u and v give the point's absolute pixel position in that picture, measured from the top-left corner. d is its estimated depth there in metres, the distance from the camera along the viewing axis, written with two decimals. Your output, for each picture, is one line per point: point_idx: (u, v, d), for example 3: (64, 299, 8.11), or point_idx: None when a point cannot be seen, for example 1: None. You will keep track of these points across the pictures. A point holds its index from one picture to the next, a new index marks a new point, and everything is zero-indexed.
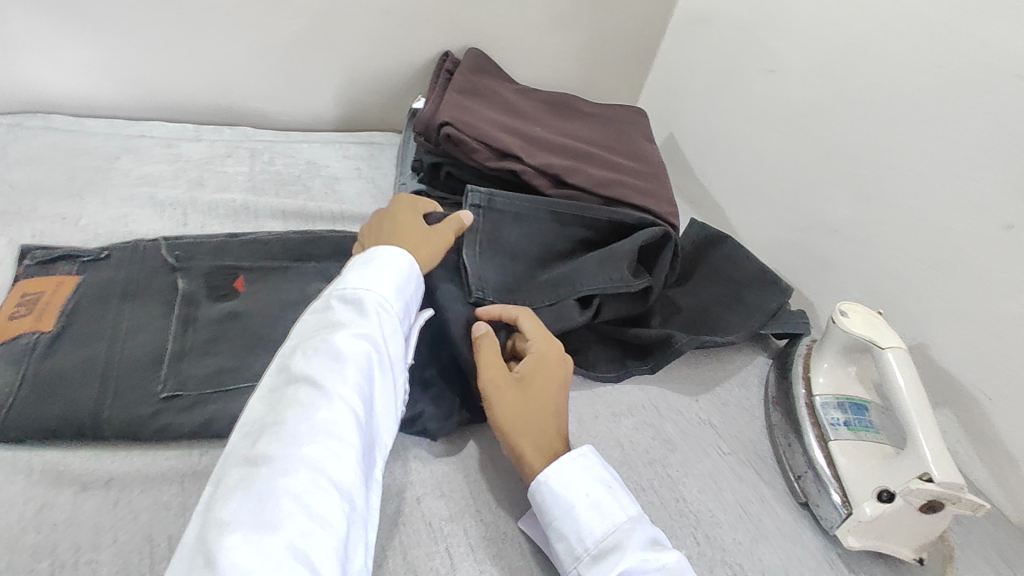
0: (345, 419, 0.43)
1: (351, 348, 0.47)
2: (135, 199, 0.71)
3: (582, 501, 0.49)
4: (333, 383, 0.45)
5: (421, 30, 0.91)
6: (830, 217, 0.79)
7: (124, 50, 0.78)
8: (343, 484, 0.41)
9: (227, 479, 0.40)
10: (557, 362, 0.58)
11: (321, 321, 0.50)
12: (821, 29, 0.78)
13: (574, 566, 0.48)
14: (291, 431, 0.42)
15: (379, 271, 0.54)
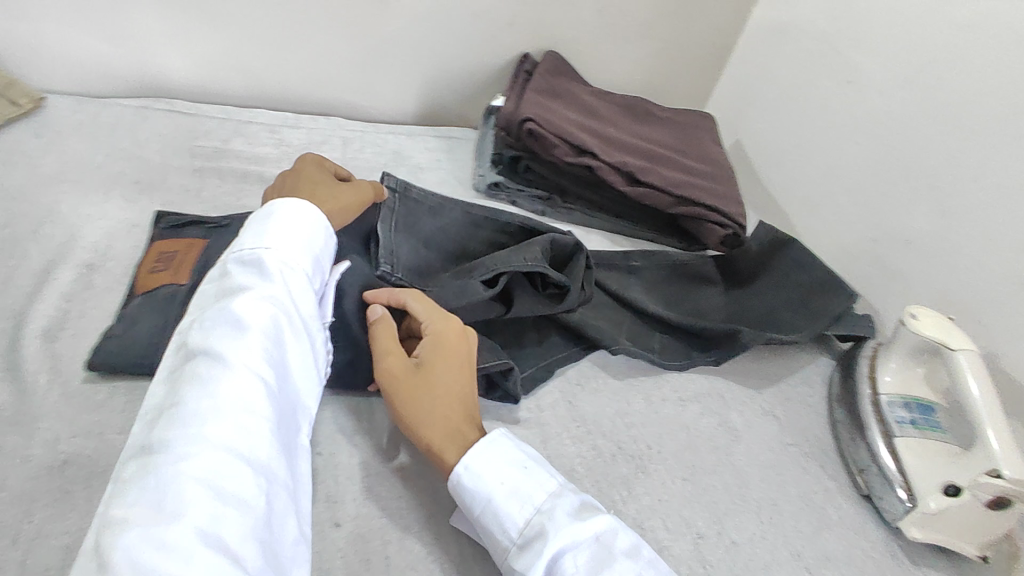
0: (245, 391, 0.43)
1: (248, 317, 0.46)
2: (247, 177, 0.78)
3: (496, 492, 0.49)
4: (233, 353, 0.44)
5: (508, 34, 0.97)
6: (905, 227, 0.81)
7: (243, 44, 0.86)
8: (251, 457, 0.42)
9: (128, 470, 0.40)
10: (460, 340, 0.55)
11: (222, 289, 0.49)
12: (906, 43, 0.80)
13: (505, 558, 0.48)
14: (188, 409, 0.42)
15: (278, 230, 0.53)
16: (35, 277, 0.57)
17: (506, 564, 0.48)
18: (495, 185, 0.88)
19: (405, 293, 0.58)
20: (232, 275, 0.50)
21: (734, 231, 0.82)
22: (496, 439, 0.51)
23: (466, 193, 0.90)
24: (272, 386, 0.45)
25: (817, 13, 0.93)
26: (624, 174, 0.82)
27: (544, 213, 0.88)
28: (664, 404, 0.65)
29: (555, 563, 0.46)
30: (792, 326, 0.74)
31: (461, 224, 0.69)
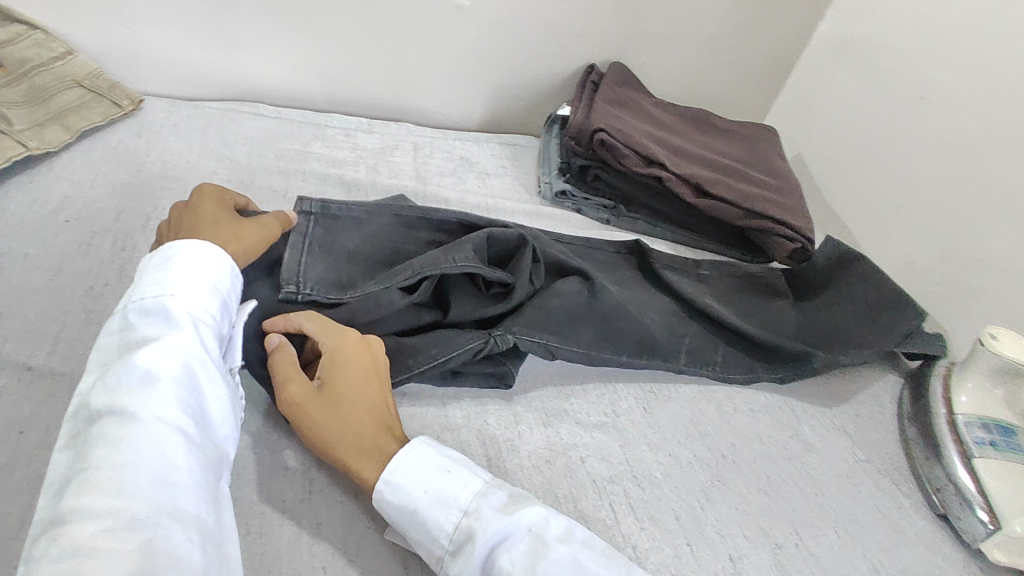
0: (156, 446, 0.39)
1: (155, 368, 0.42)
2: (328, 179, 0.82)
3: (420, 502, 0.47)
4: (141, 406, 0.40)
5: (575, 45, 0.99)
6: (977, 245, 0.80)
7: (325, 51, 0.90)
8: (174, 513, 0.38)
9: (33, 551, 0.35)
10: (358, 352, 0.52)
11: (126, 344, 0.45)
12: (983, 59, 0.80)
13: (441, 569, 0.46)
14: (97, 476, 0.37)
15: (180, 273, 0.48)
16: None
17: (443, 575, 0.46)
18: (562, 193, 0.90)
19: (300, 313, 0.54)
20: (134, 328, 0.46)
21: (802, 246, 0.83)
22: (414, 449, 0.49)
23: (532, 200, 0.92)
24: (191, 434, 0.42)
25: (886, 28, 0.93)
26: (693, 186, 0.83)
27: (609, 221, 0.90)
28: (736, 414, 0.66)
29: (492, 563, 0.45)
30: (864, 342, 0.74)
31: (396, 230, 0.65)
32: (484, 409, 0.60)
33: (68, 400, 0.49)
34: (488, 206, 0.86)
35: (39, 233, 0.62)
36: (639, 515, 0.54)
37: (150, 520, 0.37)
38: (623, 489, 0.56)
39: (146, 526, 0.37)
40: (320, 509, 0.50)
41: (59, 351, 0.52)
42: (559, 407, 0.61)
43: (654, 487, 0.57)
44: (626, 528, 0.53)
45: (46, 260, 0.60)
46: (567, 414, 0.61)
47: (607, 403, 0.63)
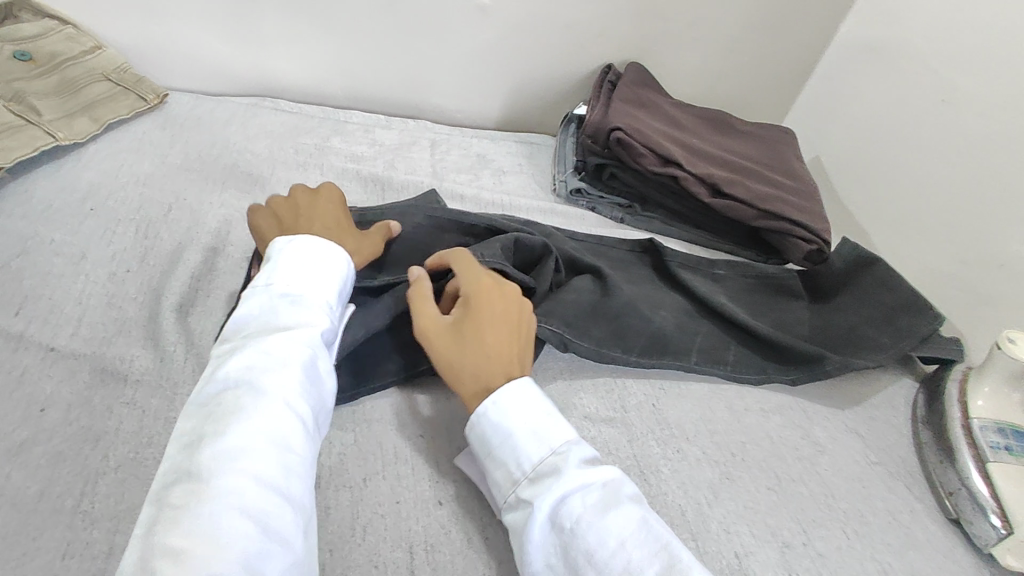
0: (283, 423, 0.42)
1: (286, 350, 0.46)
2: (346, 173, 0.83)
3: (513, 428, 0.48)
4: (271, 383, 0.44)
5: (593, 45, 0.99)
6: (998, 250, 0.79)
7: (347, 48, 0.92)
8: (289, 490, 0.40)
9: (169, 500, 0.38)
10: (502, 289, 0.56)
11: (260, 324, 0.49)
12: (1004, 64, 0.79)
13: (512, 494, 0.47)
14: (230, 441, 0.40)
15: (309, 265, 0.53)
16: (169, 257, 0.62)
17: (511, 501, 0.47)
18: (577, 191, 0.90)
19: (450, 257, 0.59)
20: (267, 309, 0.50)
21: (820, 247, 0.82)
22: (525, 384, 0.51)
23: (547, 198, 0.92)
24: (309, 422, 0.45)
25: (909, 30, 0.92)
26: (709, 186, 0.83)
27: (623, 220, 0.89)
28: (746, 414, 0.65)
29: (562, 503, 0.44)
30: (877, 345, 0.73)
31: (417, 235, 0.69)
32: None
33: (89, 380, 0.50)
34: (503, 203, 0.86)
35: (65, 219, 0.64)
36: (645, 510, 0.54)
37: (269, 495, 0.39)
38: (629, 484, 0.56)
39: (268, 501, 0.39)
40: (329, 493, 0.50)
41: (82, 333, 0.53)
42: (568, 401, 0.62)
43: (662, 482, 0.57)
44: None
45: (71, 246, 0.61)
46: (575, 408, 0.61)
47: (616, 399, 0.63)
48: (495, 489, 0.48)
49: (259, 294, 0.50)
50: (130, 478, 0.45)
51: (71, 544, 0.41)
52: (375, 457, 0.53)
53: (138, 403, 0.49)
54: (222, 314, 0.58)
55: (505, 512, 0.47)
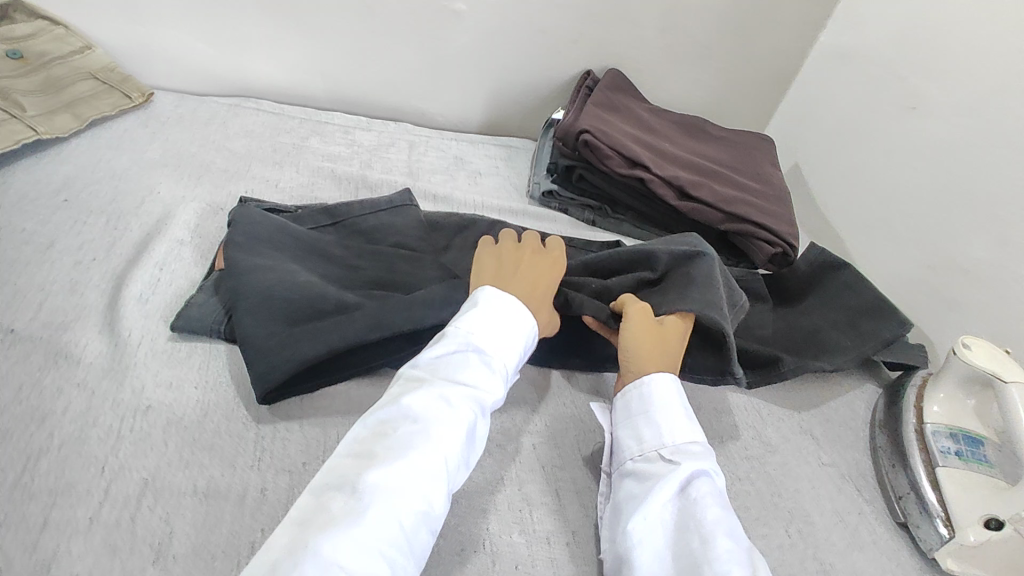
0: (436, 477, 0.44)
1: (462, 407, 0.48)
2: (321, 171, 0.85)
3: (676, 407, 0.55)
4: (440, 435, 0.46)
5: (571, 50, 1.01)
6: (964, 256, 0.79)
7: (327, 52, 0.94)
8: (418, 545, 0.42)
9: (326, 503, 0.41)
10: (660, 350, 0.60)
11: (447, 365, 0.51)
12: (971, 72, 0.80)
13: (653, 451, 0.53)
14: (390, 475, 0.43)
15: (506, 323, 0.55)
16: (135, 247, 0.64)
17: (650, 455, 0.53)
18: (549, 193, 0.92)
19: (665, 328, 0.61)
20: (458, 351, 0.52)
21: (783, 250, 0.83)
22: (672, 379, 0.57)
23: (522, 199, 0.93)
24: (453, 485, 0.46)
25: (883, 38, 0.93)
26: (676, 189, 0.84)
27: (595, 222, 0.92)
28: (700, 412, 0.66)
29: (698, 480, 0.50)
30: (833, 351, 0.74)
31: (386, 232, 0.71)
32: None
33: (42, 362, 0.52)
34: (475, 203, 0.88)
35: (39, 210, 0.67)
36: (586, 502, 0.55)
37: (397, 547, 0.40)
38: (572, 477, 0.57)
39: (397, 550, 0.40)
40: (269, 476, 0.48)
41: (41, 317, 0.56)
42: (521, 396, 0.62)
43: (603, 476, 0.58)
44: (569, 514, 0.54)
45: (41, 235, 0.64)
46: (525, 402, 0.62)
47: (567, 395, 0.64)
48: (635, 440, 0.54)
49: (456, 334, 0.54)
50: (72, 456, 0.46)
51: (9, 515, 0.43)
52: (318, 443, 0.51)
53: (88, 385, 0.51)
54: (180, 303, 0.60)
55: (638, 462, 0.53)
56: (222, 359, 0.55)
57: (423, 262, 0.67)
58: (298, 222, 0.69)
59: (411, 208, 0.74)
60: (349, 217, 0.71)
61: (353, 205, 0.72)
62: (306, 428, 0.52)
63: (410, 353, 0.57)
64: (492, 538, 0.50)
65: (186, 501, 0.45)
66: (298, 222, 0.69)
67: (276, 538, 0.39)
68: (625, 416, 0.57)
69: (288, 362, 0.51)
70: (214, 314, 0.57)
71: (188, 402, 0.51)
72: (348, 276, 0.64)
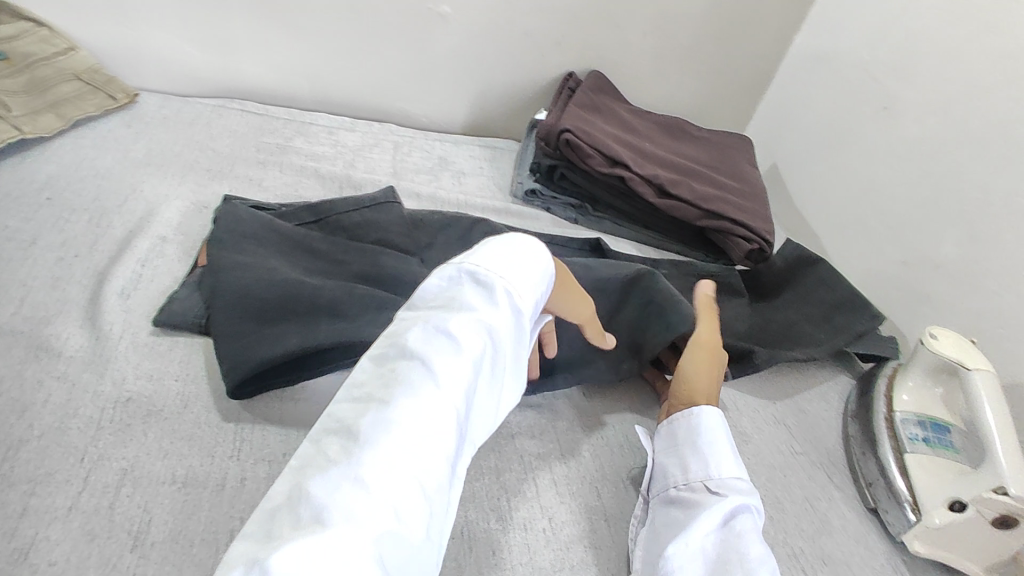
0: (440, 414, 0.42)
1: (463, 339, 0.46)
2: (305, 171, 0.86)
3: (724, 439, 0.56)
4: (442, 367, 0.44)
5: (554, 53, 1.03)
6: (934, 251, 0.81)
7: (313, 54, 0.95)
8: (427, 482, 0.40)
9: (328, 447, 0.40)
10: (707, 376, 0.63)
11: (445, 301, 0.49)
12: (941, 73, 0.83)
13: (699, 481, 0.54)
14: (389, 411, 0.41)
15: (504, 256, 0.52)
16: (118, 244, 0.65)
17: (696, 485, 0.54)
18: (531, 192, 0.93)
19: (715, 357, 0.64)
20: (457, 288, 0.50)
21: (760, 247, 0.85)
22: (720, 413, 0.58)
23: (505, 198, 0.94)
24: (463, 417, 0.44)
25: (857, 40, 0.95)
26: (655, 187, 0.86)
27: (577, 221, 0.93)
28: None
29: (741, 514, 0.51)
30: (804, 346, 0.76)
31: (369, 228, 0.72)
32: None
33: (24, 355, 0.52)
34: (458, 202, 0.89)
35: (23, 208, 0.67)
36: (563, 490, 0.56)
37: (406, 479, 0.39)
38: (550, 466, 0.58)
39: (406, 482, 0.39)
40: (247, 465, 0.49)
41: (23, 312, 0.56)
42: None
43: (580, 466, 0.59)
44: (545, 501, 0.55)
45: (24, 232, 0.64)
46: None
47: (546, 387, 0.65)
48: (680, 468, 0.55)
49: (454, 271, 0.51)
50: (52, 446, 0.47)
51: None
52: (297, 434, 0.52)
53: (69, 377, 0.51)
54: (161, 298, 0.60)
55: (682, 490, 0.54)
56: (201, 352, 0.56)
57: (404, 258, 0.68)
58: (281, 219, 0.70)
59: (394, 206, 0.75)
60: (332, 214, 0.72)
61: (335, 202, 0.73)
62: (284, 419, 0.52)
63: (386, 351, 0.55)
64: (470, 525, 0.52)
65: (164, 490, 0.46)
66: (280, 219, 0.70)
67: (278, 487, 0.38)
68: (672, 444, 0.58)
69: (263, 354, 0.51)
70: (195, 308, 0.58)
71: (168, 393, 0.52)
72: (330, 271, 0.65)
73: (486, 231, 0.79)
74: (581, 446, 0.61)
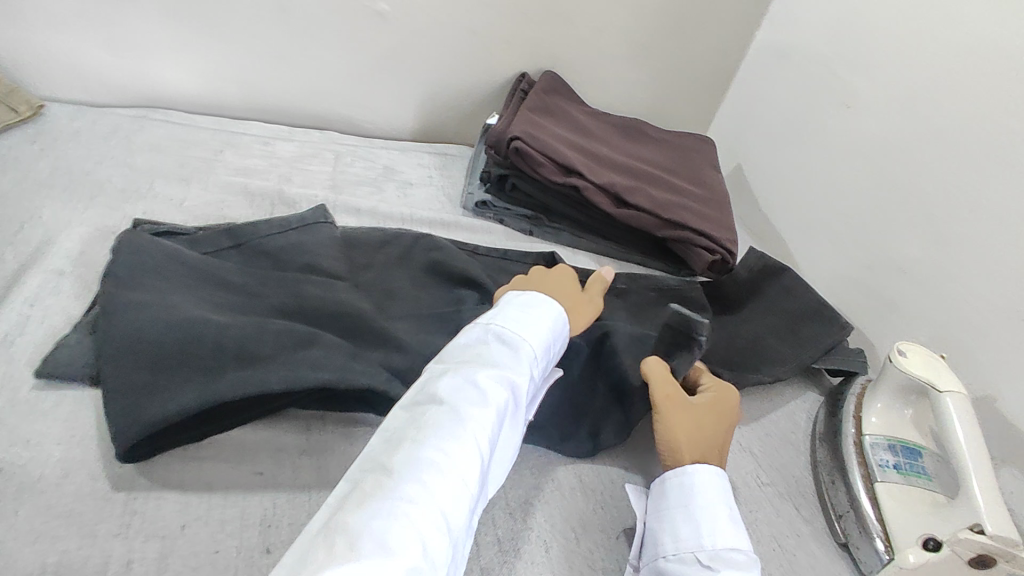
0: (470, 457, 0.44)
1: (490, 390, 0.49)
2: (231, 187, 0.79)
3: (718, 503, 0.51)
4: (472, 415, 0.47)
5: (504, 52, 0.97)
6: (901, 257, 0.78)
7: (242, 58, 0.88)
8: (455, 523, 0.41)
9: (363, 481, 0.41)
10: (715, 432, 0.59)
11: (473, 354, 0.53)
12: (902, 67, 0.79)
13: (689, 552, 0.49)
14: (424, 454, 0.43)
15: (528, 318, 0.57)
16: (5, 282, 0.58)
17: (685, 555, 0.49)
18: (482, 204, 0.88)
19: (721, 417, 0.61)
20: (483, 342, 0.54)
21: (722, 257, 0.80)
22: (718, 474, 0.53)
23: (454, 209, 0.89)
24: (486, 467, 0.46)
25: (818, 34, 0.91)
26: (612, 196, 0.81)
27: (532, 233, 0.87)
28: (633, 441, 0.64)
29: None
30: (769, 364, 0.72)
31: (296, 252, 0.65)
32: (351, 429, 0.54)
33: None
34: (403, 216, 0.83)
35: None
36: (504, 546, 0.52)
37: (435, 520, 0.40)
38: (494, 519, 0.54)
39: (435, 522, 0.40)
40: (136, 545, 0.43)
41: None
42: None
43: (526, 518, 0.55)
44: (487, 561, 0.51)
45: None
46: None
47: None
48: (669, 536, 0.50)
49: (482, 329, 0.55)
50: None
51: None
52: (199, 502, 0.46)
53: None
54: (50, 344, 0.53)
55: (670, 561, 0.49)
56: (90, 409, 0.49)
57: (334, 287, 0.62)
58: (197, 245, 0.64)
59: (325, 226, 0.69)
60: (254, 238, 0.65)
61: (258, 224, 0.67)
62: (184, 485, 0.46)
63: (307, 397, 0.50)
64: None
65: None
66: (196, 245, 0.64)
67: (315, 518, 0.39)
68: (662, 506, 0.53)
69: (154, 413, 0.45)
70: (85, 357, 0.51)
71: (48, 461, 0.46)
72: (249, 304, 0.59)
73: (430, 250, 0.73)
74: (529, 495, 0.56)
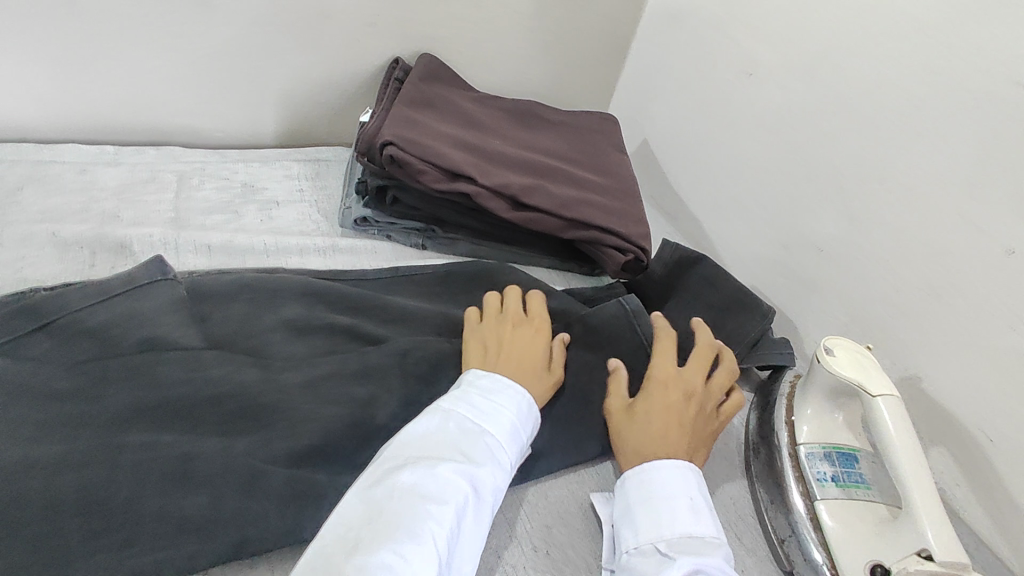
0: (428, 564, 0.40)
1: (454, 487, 0.45)
2: (35, 239, 0.63)
3: (678, 491, 0.50)
4: (434, 517, 0.43)
5: (370, 35, 0.83)
6: (815, 235, 0.74)
7: (32, 68, 0.70)
8: None
9: None
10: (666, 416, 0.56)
11: (436, 440, 0.48)
12: (802, 29, 0.73)
13: (650, 543, 0.47)
14: (380, 562, 0.39)
15: (495, 399, 0.52)
16: None
17: (645, 548, 0.47)
18: (363, 220, 0.76)
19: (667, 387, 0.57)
20: (446, 426, 0.49)
21: (636, 256, 0.74)
22: (673, 464, 0.52)
23: (331, 228, 0.76)
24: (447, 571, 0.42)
25: None
26: (508, 200, 0.72)
27: (424, 247, 0.77)
28: (556, 488, 0.57)
29: None
30: None
31: (121, 324, 0.52)
32: None
33: None
34: (266, 248, 0.70)
35: None
36: None
37: None
38: None
39: None
40: None
41: None
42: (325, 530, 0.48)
43: None
44: None
45: None
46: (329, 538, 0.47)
47: None
48: (631, 531, 0.49)
49: (446, 409, 0.50)
50: None
51: None
52: None
53: None
54: None
55: (632, 556, 0.47)
56: None
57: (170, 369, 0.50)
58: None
59: (166, 284, 0.56)
60: (67, 312, 0.51)
61: (70, 295, 0.52)
62: None
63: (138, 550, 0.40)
64: None
65: None
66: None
67: None
68: (620, 502, 0.51)
69: None
70: None
71: None
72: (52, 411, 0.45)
73: (299, 292, 0.62)
74: None
